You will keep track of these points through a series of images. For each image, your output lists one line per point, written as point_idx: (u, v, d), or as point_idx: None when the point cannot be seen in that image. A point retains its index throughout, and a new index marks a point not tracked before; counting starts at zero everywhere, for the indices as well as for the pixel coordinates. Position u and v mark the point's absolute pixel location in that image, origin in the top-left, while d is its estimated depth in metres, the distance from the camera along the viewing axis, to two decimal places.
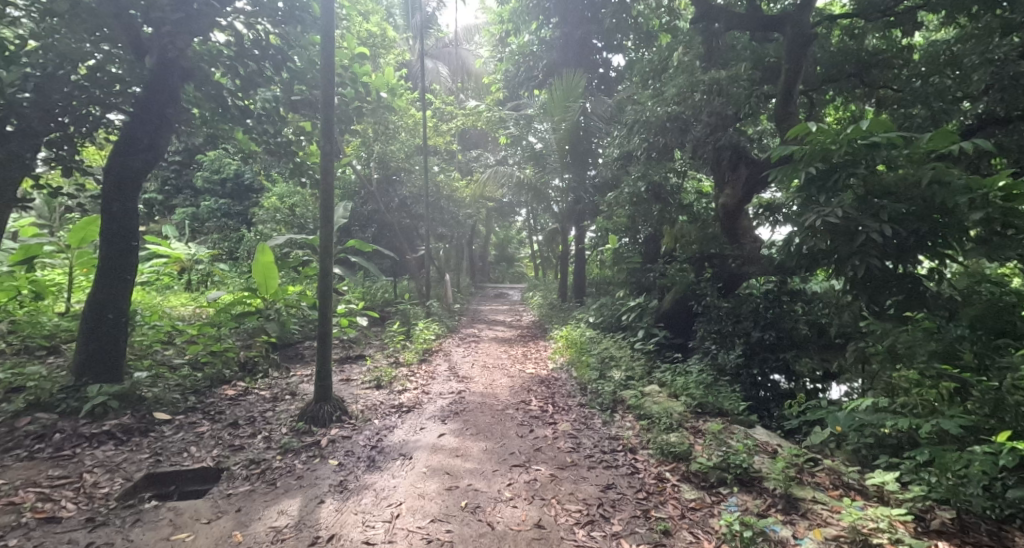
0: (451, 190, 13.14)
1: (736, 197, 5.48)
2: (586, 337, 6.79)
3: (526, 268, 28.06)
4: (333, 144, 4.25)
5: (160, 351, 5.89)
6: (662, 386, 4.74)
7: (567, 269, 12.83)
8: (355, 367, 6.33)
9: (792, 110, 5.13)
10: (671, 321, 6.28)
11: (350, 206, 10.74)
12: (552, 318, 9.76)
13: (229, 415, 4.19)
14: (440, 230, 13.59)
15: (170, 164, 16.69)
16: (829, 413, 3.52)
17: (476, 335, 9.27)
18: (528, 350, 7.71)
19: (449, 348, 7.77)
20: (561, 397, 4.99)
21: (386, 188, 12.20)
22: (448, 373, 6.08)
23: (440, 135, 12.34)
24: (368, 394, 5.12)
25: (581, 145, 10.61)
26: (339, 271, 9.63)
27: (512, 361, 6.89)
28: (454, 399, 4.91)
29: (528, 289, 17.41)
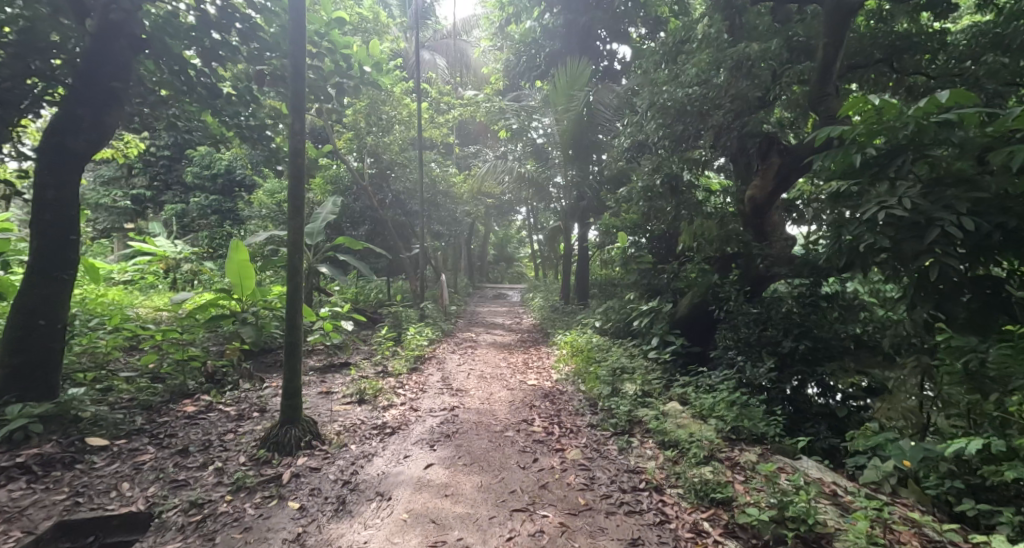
0: (448, 186, 12.54)
1: (766, 188, 4.87)
2: (593, 344, 6.20)
3: (526, 269, 27.42)
4: (305, 123, 3.62)
5: (120, 359, 5.29)
6: (683, 405, 4.14)
7: (569, 270, 12.21)
8: (337, 378, 5.70)
9: (830, 90, 4.50)
10: (688, 327, 5.67)
11: (340, 201, 10.14)
12: (555, 322, 9.14)
13: (180, 440, 3.57)
14: (436, 228, 12.99)
15: (159, 159, 16.07)
16: (894, 445, 2.93)
17: (474, 340, 8.68)
18: (530, 357, 7.09)
19: (444, 355, 7.17)
20: (568, 416, 4.38)
21: (380, 184, 11.64)
22: (441, 385, 5.46)
23: (438, 127, 11.73)
24: (347, 411, 4.49)
25: (588, 138, 9.99)
26: (326, 271, 9.00)
27: (512, 371, 6.27)
28: (446, 418, 4.29)
29: (528, 290, 16.81)
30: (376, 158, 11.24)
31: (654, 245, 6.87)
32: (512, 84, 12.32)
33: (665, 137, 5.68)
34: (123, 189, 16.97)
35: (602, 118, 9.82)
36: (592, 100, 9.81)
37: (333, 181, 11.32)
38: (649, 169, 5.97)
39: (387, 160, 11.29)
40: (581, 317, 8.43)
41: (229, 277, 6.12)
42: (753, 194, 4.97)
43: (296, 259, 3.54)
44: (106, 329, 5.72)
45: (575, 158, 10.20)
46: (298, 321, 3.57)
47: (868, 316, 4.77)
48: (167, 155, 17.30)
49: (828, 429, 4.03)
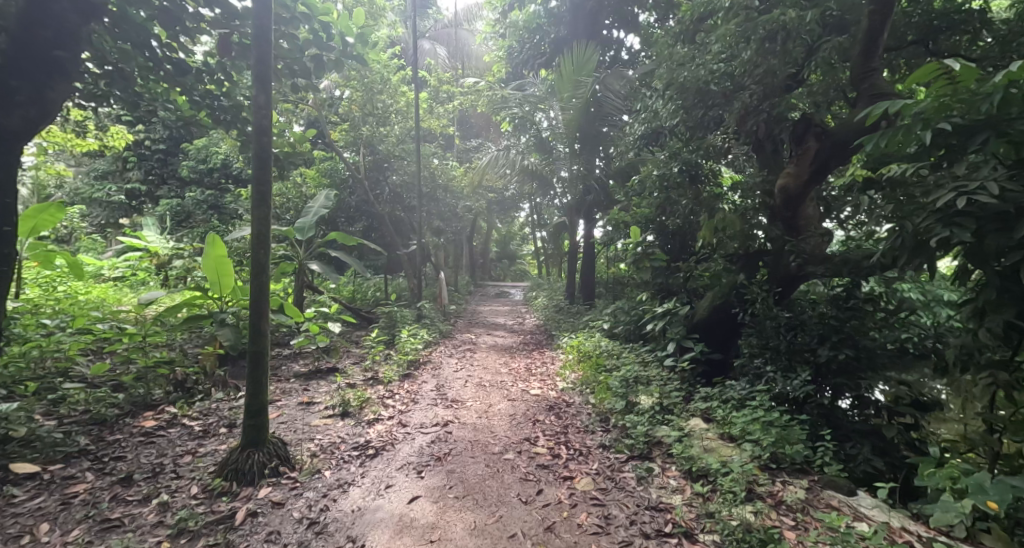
0: (447, 180, 12.04)
1: (800, 177, 4.33)
2: (603, 350, 5.67)
3: (529, 267, 26.90)
4: (270, 96, 3.10)
5: (83, 364, 4.82)
6: (708, 423, 3.62)
7: (574, 269, 11.69)
8: (322, 387, 5.21)
9: (876, 65, 3.94)
10: (708, 332, 5.14)
11: (333, 195, 9.67)
12: (560, 323, 8.63)
13: (127, 465, 3.08)
14: (436, 224, 12.50)
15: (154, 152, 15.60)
16: (975, 482, 2.41)
17: (473, 342, 8.20)
18: (533, 363, 6.58)
19: (440, 359, 6.68)
20: (576, 434, 3.86)
21: (377, 176, 11.19)
22: (434, 395, 4.96)
23: (438, 119, 11.22)
24: (327, 427, 4.00)
25: (593, 129, 9.47)
26: (317, 268, 8.51)
27: (514, 378, 5.76)
28: (438, 436, 3.79)
29: (531, 289, 16.32)
30: (371, 147, 10.77)
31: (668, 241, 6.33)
32: (514, 72, 11.71)
33: (683, 121, 5.12)
34: (117, 183, 16.52)
35: (610, 108, 9.27)
36: (599, 88, 9.25)
37: (328, 174, 10.81)
38: (665, 158, 5.42)
39: (384, 152, 10.79)
40: (588, 319, 7.90)
41: (206, 274, 5.63)
42: (785, 183, 4.44)
43: (263, 257, 3.06)
44: (72, 331, 5.24)
45: (581, 151, 9.77)
46: (265, 328, 3.08)
47: (915, 322, 4.22)
48: (162, 148, 16.82)
49: (874, 453, 3.51)
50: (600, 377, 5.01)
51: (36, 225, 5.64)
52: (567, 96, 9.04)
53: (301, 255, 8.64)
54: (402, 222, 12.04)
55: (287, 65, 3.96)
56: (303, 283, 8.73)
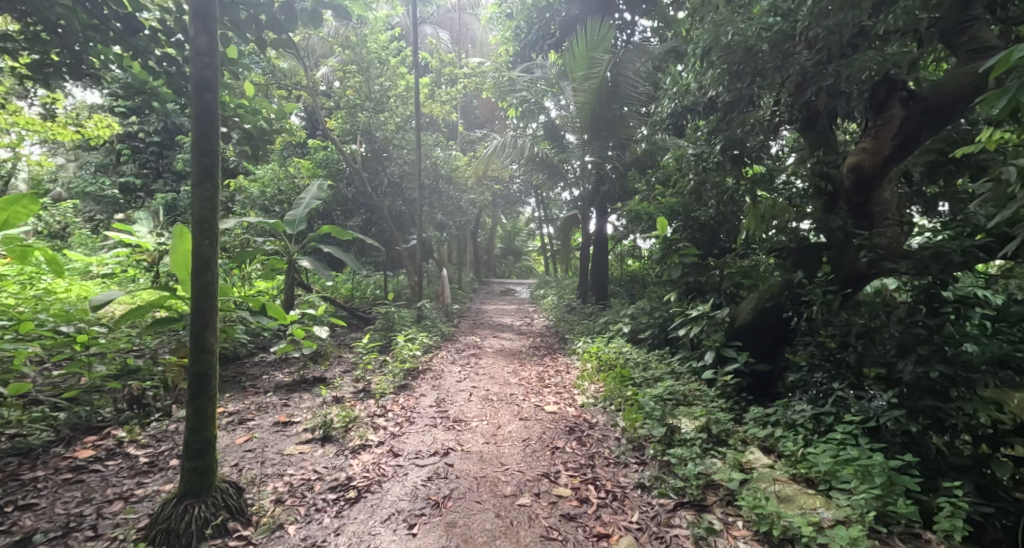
0: (449, 170, 11.39)
1: (880, 152, 3.65)
2: (629, 361, 4.96)
3: (535, 263, 26.09)
4: (215, 41, 2.37)
5: (27, 375, 4.15)
6: (771, 459, 2.91)
7: (585, 266, 10.97)
8: (304, 402, 4.54)
9: (976, 15, 3.18)
10: (750, 339, 4.41)
11: (326, 185, 8.99)
12: (572, 325, 7.91)
13: (37, 518, 2.40)
14: (439, 218, 11.80)
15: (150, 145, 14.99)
16: None
17: (479, 345, 7.51)
18: (546, 371, 5.88)
19: (442, 367, 6.00)
20: (605, 470, 3.16)
21: (375, 166, 10.58)
22: (434, 412, 4.27)
23: (439, 104, 10.48)
24: (302, 457, 3.31)
25: (609, 112, 8.69)
26: (309, 265, 7.85)
27: (525, 390, 5.07)
28: (436, 472, 3.11)
29: (539, 287, 15.59)
30: (367, 134, 10.15)
31: (697, 235, 5.62)
32: (521, 55, 10.95)
33: (725, 92, 4.37)
34: (111, 176, 15.92)
35: (626, 88, 8.50)
36: (616, 68, 8.53)
37: (324, 165, 10.29)
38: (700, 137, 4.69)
39: (382, 140, 10.14)
40: (604, 321, 7.18)
41: (175, 271, 4.92)
42: (859, 159, 3.79)
43: (206, 252, 2.36)
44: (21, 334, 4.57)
45: (593, 137, 8.98)
46: (213, 343, 2.39)
47: None
48: (157, 141, 16.20)
49: (984, 501, 2.78)
50: (626, 392, 4.30)
51: (6, 220, 4.46)
52: (579, 75, 8.41)
53: (290, 251, 7.97)
54: (403, 216, 11.36)
55: (250, 15, 3.22)
56: (294, 281, 8.07)
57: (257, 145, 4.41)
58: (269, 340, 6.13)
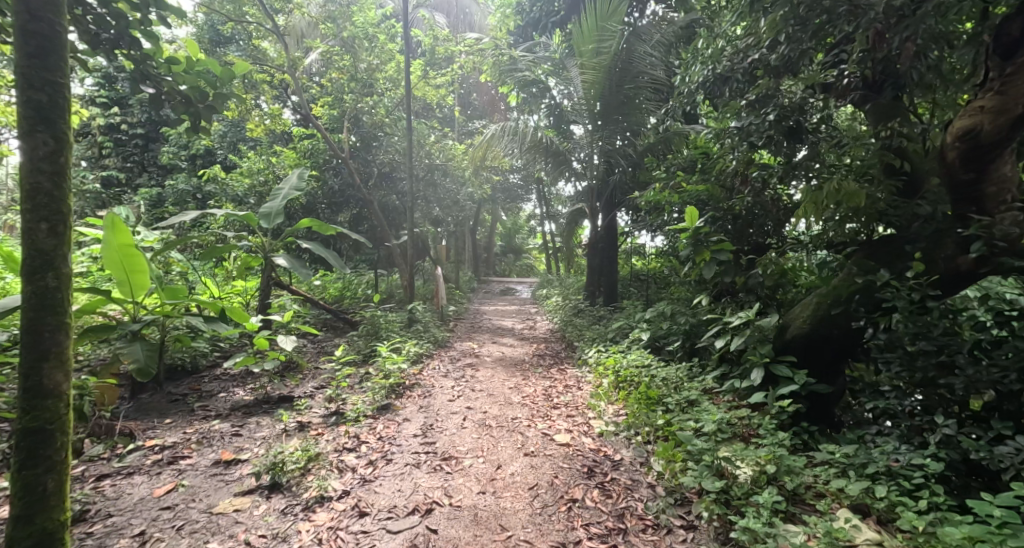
0: (444, 160, 10.56)
1: (1010, 111, 2.75)
2: (655, 379, 4.14)
3: (536, 261, 25.17)
4: None
5: None
6: (880, 533, 2.07)
7: (593, 265, 10.10)
8: (260, 430, 3.71)
9: None
10: (808, 353, 3.59)
11: (308, 174, 8.14)
12: (581, 330, 7.07)
13: None
14: (436, 212, 11.19)
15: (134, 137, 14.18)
16: None
17: (477, 353, 6.68)
18: (554, 386, 5.07)
19: (433, 380, 5.19)
20: (641, 540, 2.37)
21: (363, 156, 9.82)
22: (420, 447, 3.44)
23: (433, 88, 9.66)
24: (235, 519, 2.49)
25: (620, 93, 7.90)
26: (284, 263, 6.95)
27: (530, 412, 4.25)
28: (413, 544, 2.32)
29: (541, 285, 14.76)
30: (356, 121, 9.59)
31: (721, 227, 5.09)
32: (523, 33, 10.14)
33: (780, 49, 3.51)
34: (92, 169, 15.08)
35: (643, 65, 7.67)
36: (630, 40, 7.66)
37: (309, 156, 9.66)
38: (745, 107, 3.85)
39: (370, 126, 9.46)
40: (618, 326, 6.34)
41: (110, 269, 4.13)
42: (978, 122, 2.83)
43: (46, 243, 1.69)
44: None
45: (604, 120, 8.23)
46: (56, 383, 1.76)
47: None
48: (141, 133, 15.40)
49: None
50: (656, 421, 3.49)
51: None
52: (588, 47, 7.71)
53: (265, 249, 7.13)
54: (395, 210, 10.56)
55: None
56: (270, 280, 7.24)
57: (198, 113, 3.55)
58: (233, 350, 5.30)
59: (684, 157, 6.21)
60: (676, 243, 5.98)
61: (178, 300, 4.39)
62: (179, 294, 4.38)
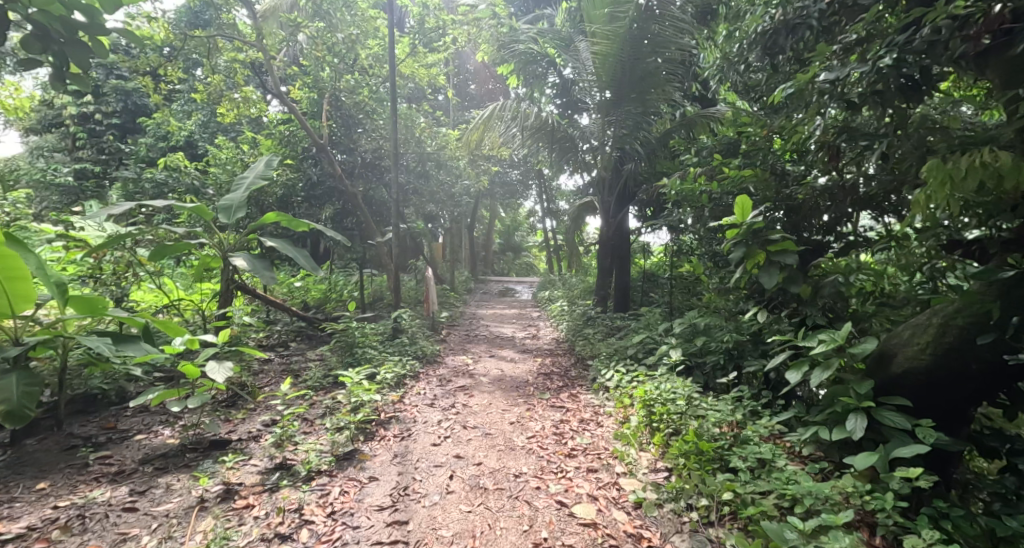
0: (436, 149, 9.54)
1: None
2: (704, 424, 3.13)
3: (536, 260, 24.10)
4: None
5: None
6: None
7: (601, 266, 9.03)
8: (165, 501, 2.68)
9: None
10: (926, 397, 2.59)
11: (278, 161, 7.12)
12: (593, 343, 6.07)
13: None
14: (428, 208, 10.22)
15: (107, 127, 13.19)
16: None
17: (471, 372, 5.70)
18: (566, 421, 4.09)
19: (416, 413, 4.20)
20: None
21: (347, 143, 8.89)
22: (386, 536, 2.48)
23: (425, 67, 8.74)
24: None
25: (640, 66, 6.88)
26: (243, 264, 5.89)
27: (539, 464, 3.29)
28: None
29: (543, 287, 13.80)
30: (336, 104, 8.67)
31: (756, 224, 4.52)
32: (524, 4, 9.12)
33: None
34: (64, 161, 14.05)
35: (670, 33, 6.52)
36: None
37: (287, 142, 8.90)
38: (836, 57, 2.82)
39: (351, 106, 8.59)
40: (639, 342, 5.34)
41: None
42: None
43: None
44: None
45: (617, 101, 7.31)
46: None
47: None
48: (117, 123, 14.43)
49: None
50: (719, 490, 2.50)
51: None
52: (599, 12, 6.75)
53: (222, 248, 6.11)
54: (382, 206, 9.55)
55: None
56: (229, 285, 6.21)
57: (63, 55, 2.42)
58: (170, 373, 4.27)
59: (718, 141, 5.19)
60: (713, 243, 4.95)
61: (92, 314, 3.52)
62: (97, 308, 3.53)
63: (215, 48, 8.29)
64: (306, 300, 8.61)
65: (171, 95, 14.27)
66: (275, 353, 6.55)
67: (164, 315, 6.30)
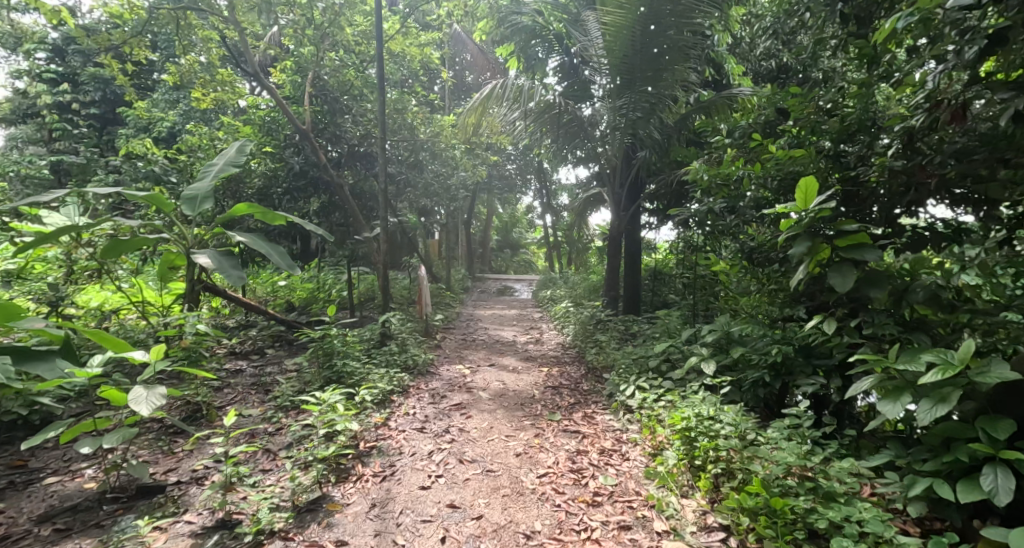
0: (430, 136, 8.79)
1: None
2: (767, 469, 2.44)
3: (535, 258, 23.40)
4: None
5: None
6: None
7: (610, 264, 8.33)
8: None
9: None
10: None
11: (252, 145, 6.37)
12: (607, 352, 5.36)
13: None
14: (422, 202, 9.52)
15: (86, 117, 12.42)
16: None
17: (468, 385, 5.00)
18: (584, 451, 3.41)
19: (402, 443, 3.52)
20: None
21: (333, 130, 8.16)
22: None
23: (417, 46, 8.01)
24: None
25: (655, 40, 6.10)
26: (206, 263, 5.08)
27: (556, 519, 2.62)
28: None
29: (543, 285, 13.12)
30: (320, 86, 7.93)
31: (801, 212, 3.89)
32: None
33: None
34: (40, 153, 13.26)
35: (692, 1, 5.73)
36: None
37: (267, 129, 8.18)
38: None
39: (335, 89, 7.86)
40: (662, 352, 4.66)
41: None
42: None
43: None
44: None
45: (630, 81, 6.56)
46: None
47: None
48: (96, 113, 13.65)
49: None
50: None
51: None
52: None
53: (185, 244, 5.38)
54: (370, 198, 8.81)
55: None
56: (194, 286, 5.49)
57: None
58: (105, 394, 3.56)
59: (752, 121, 4.51)
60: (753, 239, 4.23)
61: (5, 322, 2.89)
62: (12, 315, 2.91)
63: (185, 22, 7.52)
64: (292, 301, 8.40)
65: (152, 83, 13.46)
66: (248, 361, 5.84)
67: (121, 320, 5.57)
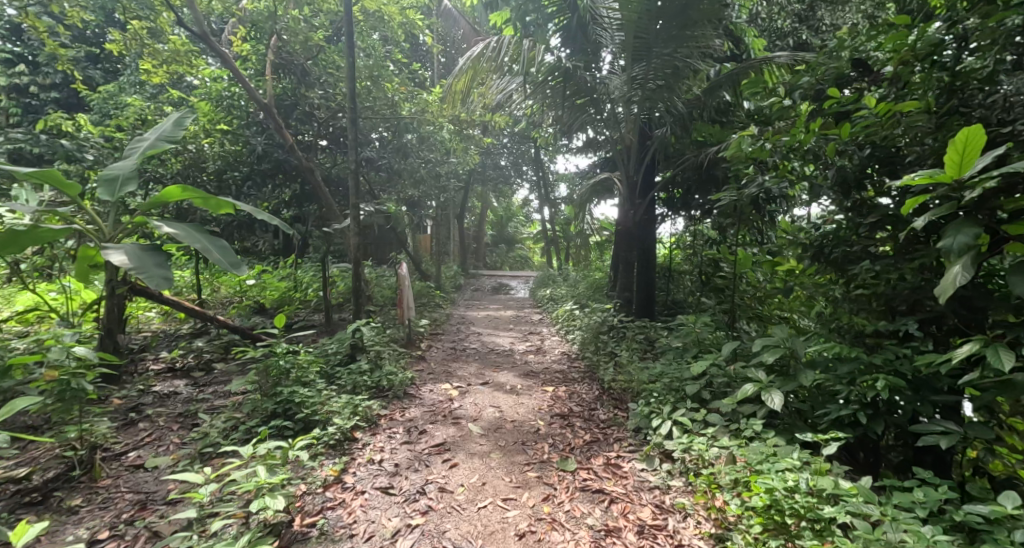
0: (413, 114, 7.67)
1: None
2: None
3: (531, 253, 22.36)
4: None
5: None
6: None
7: (621, 261, 7.32)
8: None
9: None
10: None
11: (193, 118, 5.27)
12: (629, 372, 4.34)
13: None
14: (407, 191, 8.45)
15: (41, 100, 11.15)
16: None
17: (454, 415, 3.97)
18: (617, 530, 2.42)
19: (356, 519, 2.50)
20: None
21: (300, 104, 7.04)
22: None
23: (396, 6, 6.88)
24: None
25: None
26: (119, 257, 3.95)
27: None
28: None
29: (543, 282, 12.11)
30: (283, 54, 6.77)
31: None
32: None
33: None
34: None
35: None
36: None
37: (226, 105, 7.06)
38: None
39: (300, 56, 6.73)
40: (701, 375, 3.67)
41: None
42: None
43: None
44: None
45: (650, 43, 5.49)
46: None
47: None
48: (56, 97, 12.39)
49: None
50: None
51: None
52: None
53: (102, 237, 4.31)
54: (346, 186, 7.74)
55: None
56: (117, 291, 4.43)
57: None
58: None
59: (819, 77, 3.48)
60: (834, 229, 3.22)
61: None
62: None
63: None
64: (261, 302, 7.36)
65: (117, 63, 12.19)
66: (188, 381, 4.78)
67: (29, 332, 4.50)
